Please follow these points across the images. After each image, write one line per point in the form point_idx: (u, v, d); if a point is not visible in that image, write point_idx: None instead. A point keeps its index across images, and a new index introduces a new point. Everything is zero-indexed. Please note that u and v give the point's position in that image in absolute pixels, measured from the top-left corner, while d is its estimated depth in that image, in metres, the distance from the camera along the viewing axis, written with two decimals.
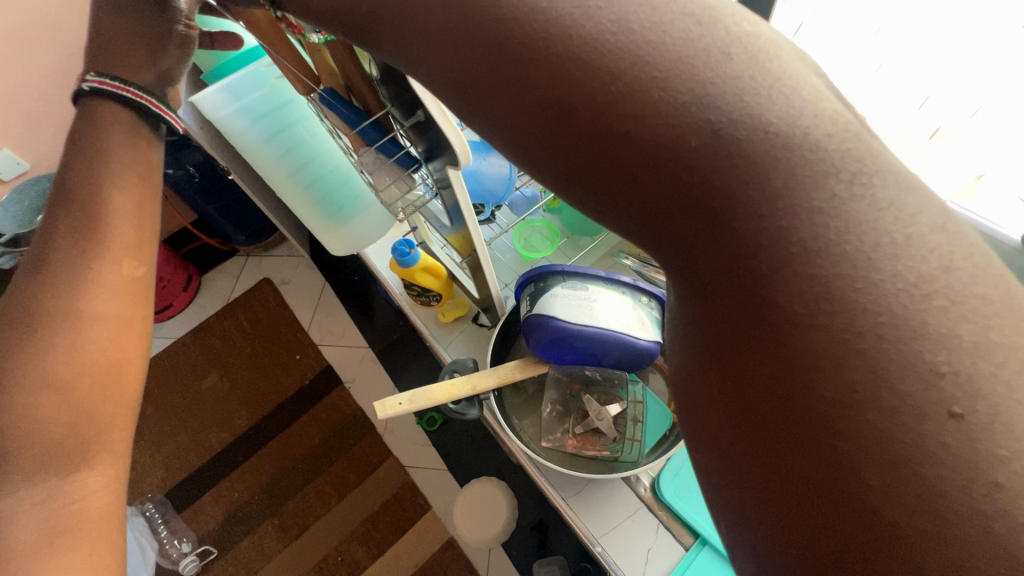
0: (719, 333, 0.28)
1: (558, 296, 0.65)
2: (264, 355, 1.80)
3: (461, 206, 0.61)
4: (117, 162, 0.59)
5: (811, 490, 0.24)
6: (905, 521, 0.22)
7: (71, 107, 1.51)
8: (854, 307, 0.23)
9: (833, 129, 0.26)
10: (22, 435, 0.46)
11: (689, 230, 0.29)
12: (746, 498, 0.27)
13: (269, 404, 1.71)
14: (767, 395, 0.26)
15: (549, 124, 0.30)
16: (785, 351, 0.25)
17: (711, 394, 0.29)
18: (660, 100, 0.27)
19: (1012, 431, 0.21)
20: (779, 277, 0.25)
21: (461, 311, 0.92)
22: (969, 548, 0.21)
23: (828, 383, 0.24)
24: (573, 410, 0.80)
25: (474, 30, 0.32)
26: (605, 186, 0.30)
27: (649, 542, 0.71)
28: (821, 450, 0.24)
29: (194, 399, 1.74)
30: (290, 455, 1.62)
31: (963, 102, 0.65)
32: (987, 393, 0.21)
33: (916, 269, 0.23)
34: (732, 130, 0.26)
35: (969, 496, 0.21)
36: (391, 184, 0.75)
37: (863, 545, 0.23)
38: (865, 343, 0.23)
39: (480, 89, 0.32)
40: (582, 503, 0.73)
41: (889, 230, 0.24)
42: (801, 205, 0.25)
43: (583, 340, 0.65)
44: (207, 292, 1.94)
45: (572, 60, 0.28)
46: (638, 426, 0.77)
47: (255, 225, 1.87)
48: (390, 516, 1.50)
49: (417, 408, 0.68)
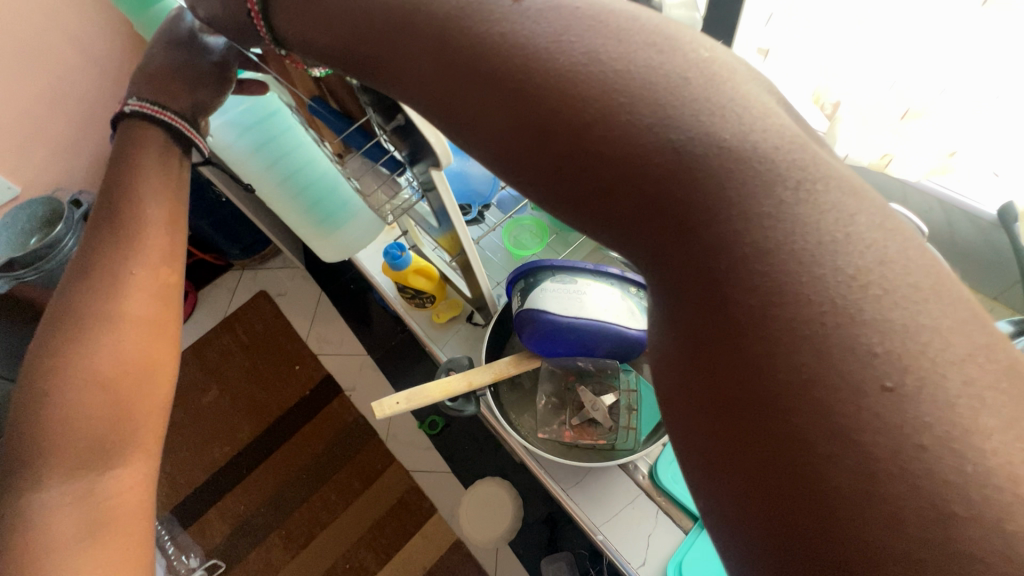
0: (689, 325, 0.31)
1: (547, 291, 0.68)
2: (264, 367, 1.82)
3: (447, 207, 0.64)
4: (152, 180, 0.64)
5: (771, 461, 0.27)
6: (848, 484, 0.25)
7: (64, 132, 1.54)
8: (800, 298, 0.27)
9: (780, 141, 0.30)
10: (69, 431, 0.52)
11: (660, 235, 0.32)
12: (717, 472, 0.30)
13: (273, 415, 1.73)
14: (732, 379, 0.29)
15: (531, 146, 0.34)
16: (745, 339, 0.28)
17: (687, 381, 0.32)
18: (627, 122, 0.31)
19: (938, 402, 0.24)
20: (737, 274, 0.29)
21: (456, 311, 0.93)
22: (901, 504, 0.24)
23: (782, 366, 0.27)
24: (568, 402, 0.81)
25: (462, 66, 0.36)
26: (585, 199, 0.33)
27: (649, 527, 0.73)
28: (777, 426, 0.27)
29: (196, 415, 1.76)
30: (294, 465, 1.64)
31: (931, 82, 0.60)
32: (916, 370, 0.25)
33: (854, 263, 0.27)
34: (691, 146, 0.30)
35: (900, 460, 0.24)
36: (378, 188, 0.75)
37: (814, 508, 0.26)
38: (811, 330, 0.26)
39: (470, 114, 0.36)
40: (582, 493, 0.76)
41: (830, 230, 0.28)
42: (753, 210, 0.29)
43: (574, 332, 0.68)
44: (204, 308, 1.96)
45: (549, 91, 0.32)
46: (633, 414, 0.79)
47: (249, 239, 1.90)
48: (396, 521, 1.53)
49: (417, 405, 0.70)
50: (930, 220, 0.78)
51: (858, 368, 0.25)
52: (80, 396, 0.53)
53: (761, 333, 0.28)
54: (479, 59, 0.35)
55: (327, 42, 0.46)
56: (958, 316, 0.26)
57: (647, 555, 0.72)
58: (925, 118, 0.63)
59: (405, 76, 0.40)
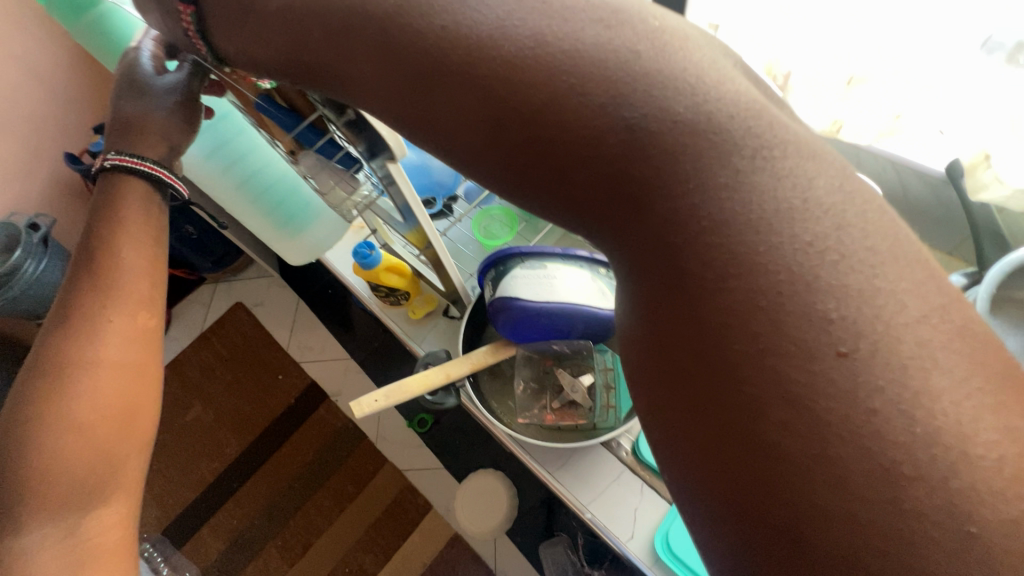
0: (650, 305, 0.32)
1: (518, 279, 0.68)
2: (246, 379, 1.79)
3: (409, 201, 0.64)
4: (133, 229, 0.61)
5: (727, 432, 0.28)
6: (802, 451, 0.25)
7: (14, 153, 1.48)
8: (756, 268, 0.27)
9: (736, 110, 0.30)
10: (47, 479, 0.50)
11: (617, 216, 0.32)
12: (678, 446, 0.31)
13: (259, 427, 1.71)
14: (689, 353, 0.30)
15: (489, 134, 0.34)
16: (700, 313, 0.29)
17: (648, 358, 0.32)
18: (580, 104, 0.31)
19: (892, 363, 0.24)
20: (693, 248, 0.29)
21: (432, 306, 0.92)
22: (852, 467, 0.24)
23: (736, 337, 0.28)
24: (547, 386, 0.81)
25: (415, 57, 0.35)
26: (544, 184, 0.34)
27: (635, 502, 0.74)
28: (732, 397, 0.28)
29: (180, 433, 1.73)
30: (285, 475, 1.63)
31: (876, 43, 0.62)
32: (871, 333, 0.25)
33: (811, 230, 0.27)
34: (644, 123, 0.30)
35: (855, 423, 0.25)
36: (336, 186, 0.74)
37: (767, 474, 0.27)
38: (767, 300, 0.27)
39: (431, 107, 0.36)
40: (567, 474, 0.76)
41: (788, 197, 0.28)
42: (708, 182, 0.29)
43: (547, 316, 0.68)
44: (181, 324, 1.92)
45: (501, 80, 0.32)
46: (611, 392, 0.79)
47: (221, 250, 1.85)
48: (393, 521, 1.53)
49: (395, 401, 0.69)
50: (890, 181, 0.80)
51: (815, 334, 0.26)
52: (58, 445, 0.51)
53: (717, 308, 0.28)
54: (432, 48, 0.34)
55: (274, 42, 0.44)
56: (913, 276, 0.26)
57: (633, 528, 0.73)
58: (868, 83, 0.65)
59: (358, 72, 0.39)
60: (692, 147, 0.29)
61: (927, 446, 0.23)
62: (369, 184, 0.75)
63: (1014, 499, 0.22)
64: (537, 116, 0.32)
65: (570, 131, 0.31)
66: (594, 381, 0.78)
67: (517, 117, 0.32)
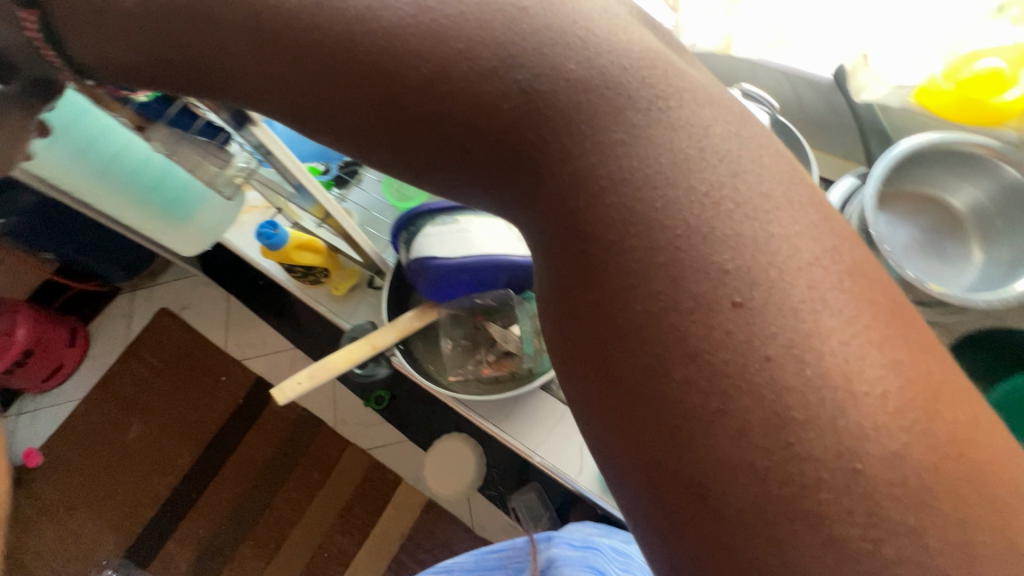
0: (559, 272, 0.30)
1: (430, 236, 0.63)
2: (184, 387, 1.68)
3: (284, 164, 0.59)
4: None
5: (639, 390, 0.26)
6: (701, 405, 0.25)
7: None
8: (653, 224, 0.27)
9: (631, 62, 0.29)
10: None
11: (519, 183, 0.31)
12: (598, 412, 0.28)
13: (208, 433, 1.63)
14: (598, 315, 0.28)
15: (380, 112, 0.32)
16: (604, 274, 0.28)
17: (562, 326, 0.30)
18: (468, 70, 0.29)
19: (782, 308, 0.25)
20: (593, 209, 0.28)
21: (354, 280, 0.85)
22: (748, 416, 0.24)
23: (640, 296, 0.27)
24: (480, 340, 0.72)
25: (291, 29, 0.32)
26: (446, 158, 0.32)
27: (581, 438, 0.70)
28: (641, 354, 0.26)
29: (122, 455, 1.62)
30: (246, 476, 1.57)
31: None
32: (763, 282, 0.25)
33: (707, 180, 0.27)
34: (537, 85, 0.29)
35: (752, 372, 0.24)
36: (203, 160, 0.67)
37: (675, 429, 0.25)
38: (665, 256, 0.26)
39: (314, 84, 0.33)
40: (510, 423, 0.72)
41: (685, 148, 0.27)
42: (605, 141, 0.28)
43: (468, 272, 0.65)
44: (99, 341, 1.75)
45: (387, 55, 0.30)
46: (545, 336, 0.70)
47: (129, 257, 1.66)
48: (364, 500, 1.53)
49: (318, 383, 0.59)
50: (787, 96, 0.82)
51: (711, 284, 0.25)
52: None
53: (619, 266, 0.27)
54: (309, 25, 0.32)
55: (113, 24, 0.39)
56: (804, 221, 0.26)
57: (582, 465, 0.69)
58: None
59: (230, 51, 0.35)
60: (583, 98, 0.29)
61: (824, 385, 0.24)
62: (244, 151, 0.69)
63: (894, 430, 0.23)
64: (422, 88, 0.30)
65: (459, 96, 0.30)
66: (525, 326, 0.70)
67: (401, 86, 0.31)
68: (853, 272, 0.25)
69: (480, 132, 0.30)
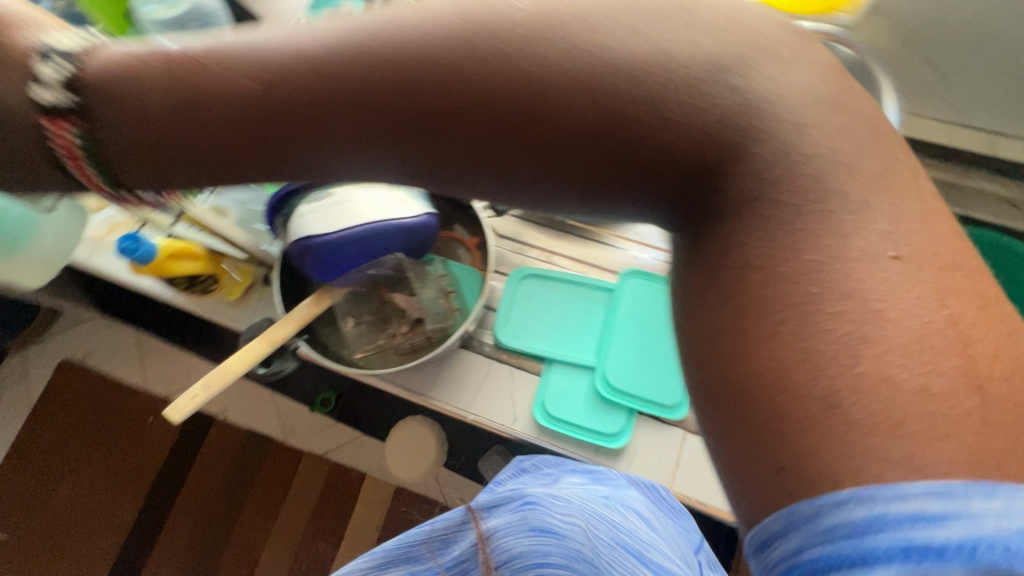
0: (695, 263, 0.30)
1: (306, 216, 0.59)
2: (95, 441, 1.43)
3: None
4: None
5: (773, 371, 0.25)
6: (814, 387, 0.24)
7: None
8: (776, 200, 0.28)
9: (731, 6, 0.31)
10: None
11: (618, 169, 0.30)
12: (721, 415, 0.27)
13: (141, 482, 1.41)
14: (719, 296, 0.28)
15: (438, 121, 0.31)
16: (723, 267, 0.28)
17: (691, 323, 0.29)
18: (561, 45, 0.29)
19: (835, 245, 0.26)
20: (730, 206, 0.29)
21: (247, 280, 0.77)
22: (872, 392, 0.23)
23: (786, 293, 0.26)
24: (390, 314, 0.69)
25: (249, 73, 0.33)
26: (520, 157, 0.31)
27: (510, 387, 0.70)
28: (755, 330, 0.26)
29: (33, 534, 1.36)
30: (194, 510, 1.41)
31: None
32: (823, 224, 0.26)
33: (799, 151, 0.28)
34: (667, 76, 0.29)
35: (854, 339, 0.24)
36: None
37: (801, 416, 0.24)
38: (812, 217, 0.27)
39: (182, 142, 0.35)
40: (437, 389, 0.70)
41: (788, 114, 0.29)
42: (730, 113, 0.29)
43: (355, 245, 0.61)
44: None
45: (508, 29, 0.29)
46: (452, 295, 0.69)
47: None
48: (332, 511, 1.39)
49: (214, 393, 0.55)
50: None
51: (772, 199, 0.28)
52: None
53: (706, 250, 0.30)
54: (362, 38, 0.31)
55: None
56: (857, 137, 0.28)
57: (515, 411, 0.69)
58: None
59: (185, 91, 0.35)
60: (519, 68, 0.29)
61: (878, 324, 0.24)
62: None
63: (916, 360, 0.23)
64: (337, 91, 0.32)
65: (378, 77, 0.30)
66: (428, 290, 0.69)
67: (297, 80, 0.32)
68: (811, 138, 0.27)
69: (402, 109, 0.31)
